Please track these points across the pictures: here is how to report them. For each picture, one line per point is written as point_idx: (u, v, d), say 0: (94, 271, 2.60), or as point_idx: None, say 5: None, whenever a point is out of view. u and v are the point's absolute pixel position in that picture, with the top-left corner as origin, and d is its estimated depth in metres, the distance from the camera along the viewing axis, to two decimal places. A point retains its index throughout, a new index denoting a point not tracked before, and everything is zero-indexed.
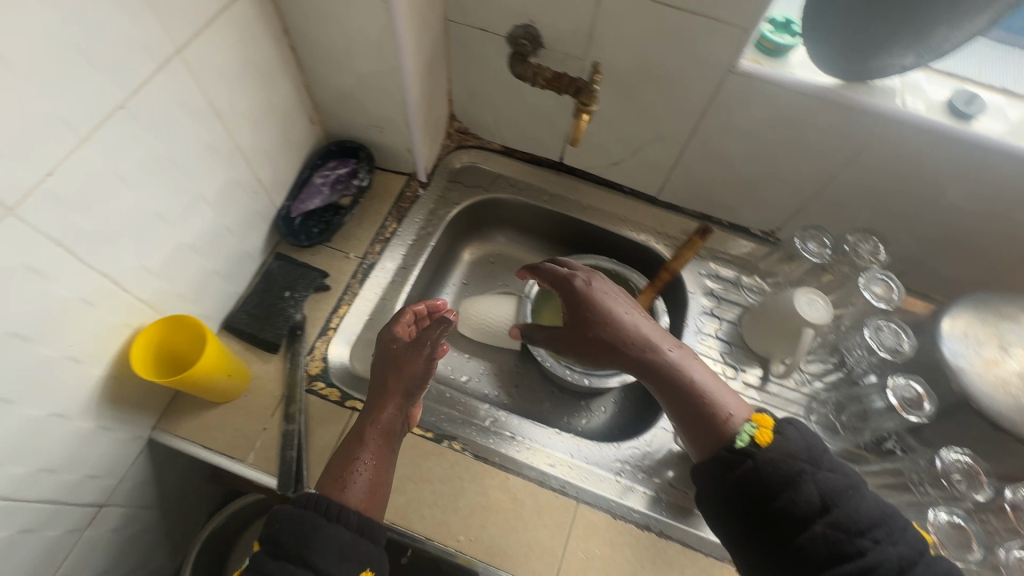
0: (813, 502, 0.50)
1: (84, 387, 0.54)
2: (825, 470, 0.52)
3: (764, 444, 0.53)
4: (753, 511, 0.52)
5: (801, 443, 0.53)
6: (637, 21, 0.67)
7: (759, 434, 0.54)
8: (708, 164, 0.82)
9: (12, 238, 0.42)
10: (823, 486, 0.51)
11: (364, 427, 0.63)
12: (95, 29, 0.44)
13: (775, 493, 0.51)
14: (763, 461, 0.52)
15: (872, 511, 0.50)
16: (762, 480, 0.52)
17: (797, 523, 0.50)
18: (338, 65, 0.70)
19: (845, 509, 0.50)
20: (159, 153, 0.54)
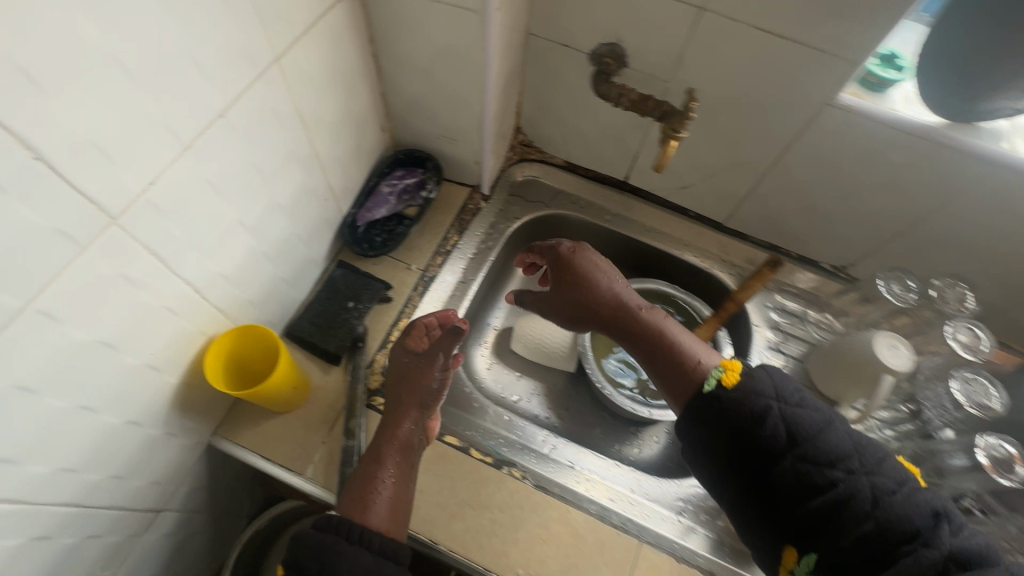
0: (781, 434, 0.52)
1: (157, 395, 0.53)
2: (796, 406, 0.53)
3: (728, 385, 0.56)
4: (728, 449, 0.54)
5: (768, 382, 0.55)
6: (735, 47, 0.64)
7: (726, 377, 0.57)
8: (786, 195, 0.79)
9: (112, 248, 0.41)
10: (789, 418, 0.53)
11: (383, 445, 0.62)
12: (208, 38, 0.43)
13: (744, 429, 0.53)
14: (727, 399, 0.55)
15: (844, 442, 0.51)
16: (729, 418, 0.54)
17: (770, 457, 0.52)
18: (419, 75, 0.68)
19: (815, 441, 0.51)
20: (248, 161, 0.53)
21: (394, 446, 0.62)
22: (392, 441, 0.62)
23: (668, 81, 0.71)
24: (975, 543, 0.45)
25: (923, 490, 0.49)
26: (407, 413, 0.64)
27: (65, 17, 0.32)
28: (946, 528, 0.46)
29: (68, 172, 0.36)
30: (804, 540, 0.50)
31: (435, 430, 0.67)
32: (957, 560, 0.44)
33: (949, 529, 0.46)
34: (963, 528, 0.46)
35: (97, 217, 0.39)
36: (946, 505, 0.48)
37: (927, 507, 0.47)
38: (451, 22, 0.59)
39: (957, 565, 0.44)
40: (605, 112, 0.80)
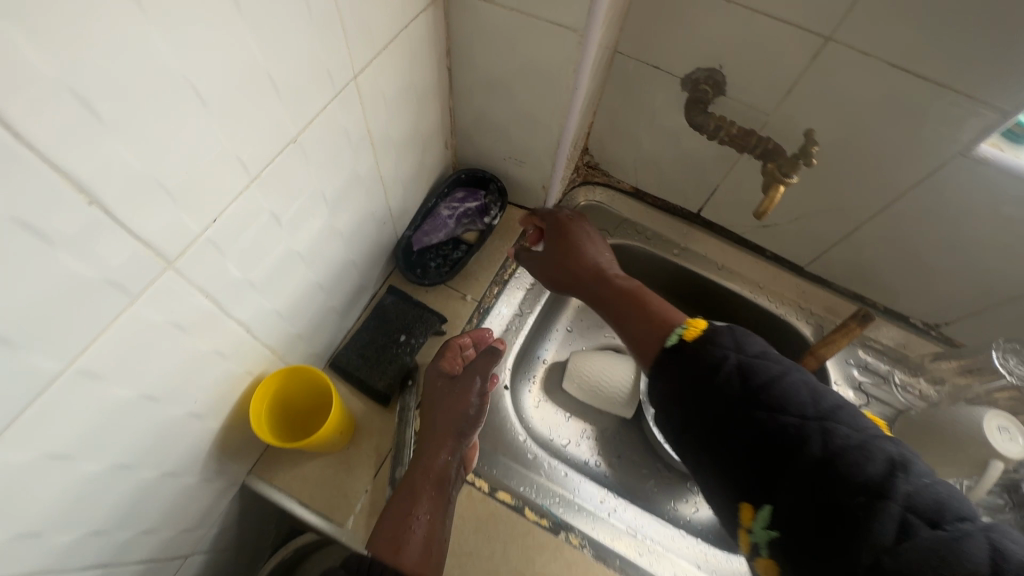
0: (736, 381, 0.46)
1: (198, 442, 0.48)
2: (754, 357, 0.48)
3: (689, 339, 0.51)
4: (686, 398, 0.48)
5: (729, 335, 0.50)
6: (859, 85, 0.56)
7: (688, 333, 0.53)
8: (885, 246, 0.71)
9: (165, 294, 0.36)
10: (743, 365, 0.47)
11: (418, 479, 0.57)
12: (288, 56, 0.37)
13: (701, 378, 0.48)
14: (688, 349, 0.51)
15: (795, 393, 0.44)
16: (685, 369, 0.50)
17: (723, 403, 0.46)
18: (496, 94, 0.62)
19: (773, 388, 0.45)
20: (314, 190, 0.47)
21: (429, 479, 0.57)
22: (426, 474, 0.57)
23: (770, 115, 0.64)
24: (944, 500, 0.37)
25: (889, 442, 0.41)
26: (442, 441, 0.60)
27: (136, 32, 0.26)
28: (897, 476, 0.38)
29: (124, 214, 0.30)
30: (758, 492, 0.42)
31: (472, 460, 0.62)
32: (921, 514, 0.36)
33: (904, 478, 0.38)
34: (925, 480, 0.38)
35: (153, 262, 0.33)
36: (921, 464, 0.40)
37: (867, 454, 0.39)
38: (544, 41, 0.53)
39: (921, 521, 0.36)
40: (688, 142, 0.73)
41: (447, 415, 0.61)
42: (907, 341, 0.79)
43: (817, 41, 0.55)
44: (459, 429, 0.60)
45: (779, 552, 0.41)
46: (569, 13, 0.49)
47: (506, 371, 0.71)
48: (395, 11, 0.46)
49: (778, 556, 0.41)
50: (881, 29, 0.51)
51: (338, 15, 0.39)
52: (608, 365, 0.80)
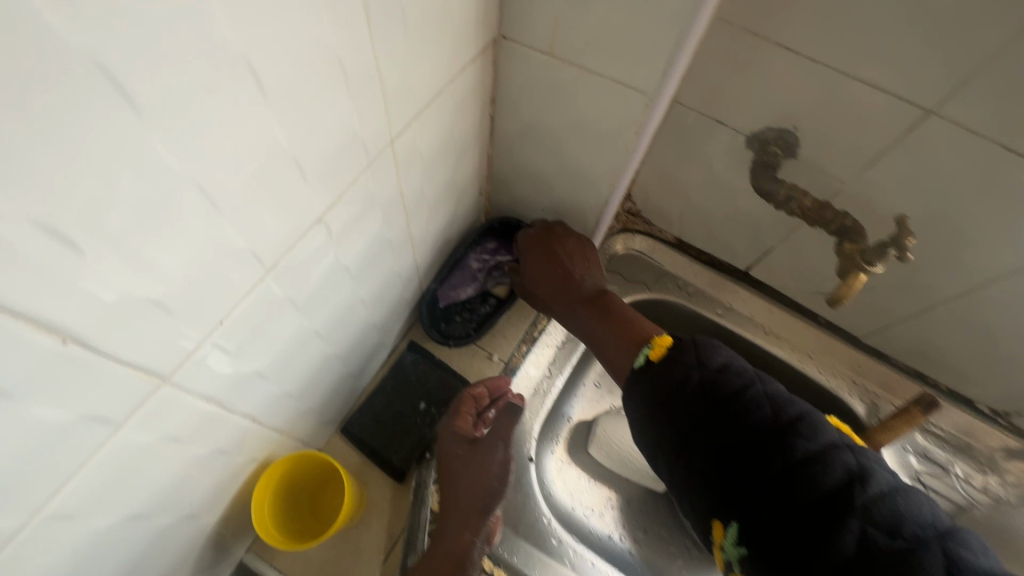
0: (700, 398, 0.47)
1: (193, 539, 0.42)
2: (717, 370, 0.48)
3: (655, 360, 0.51)
4: (654, 415, 0.49)
5: (695, 347, 0.50)
6: (959, 164, 0.50)
7: (654, 351, 0.52)
8: (960, 329, 0.65)
9: (158, 411, 0.30)
10: (708, 380, 0.47)
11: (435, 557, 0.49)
12: (320, 136, 0.31)
13: (668, 398, 0.48)
14: (655, 370, 0.50)
15: (759, 407, 0.45)
16: (651, 391, 0.50)
17: (689, 419, 0.46)
18: (542, 147, 0.56)
19: (736, 403, 0.45)
20: (340, 264, 0.42)
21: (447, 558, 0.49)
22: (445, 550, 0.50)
23: (847, 184, 0.57)
24: (901, 510, 0.39)
25: (847, 450, 0.42)
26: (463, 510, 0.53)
27: (129, 140, 0.20)
28: (857, 488, 0.39)
29: (106, 341, 0.24)
30: (724, 510, 0.43)
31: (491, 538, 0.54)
32: (883, 529, 0.38)
33: (863, 489, 0.39)
34: (882, 489, 0.40)
35: (143, 384, 0.28)
36: (879, 470, 0.41)
37: (828, 467, 0.41)
38: (605, 99, 0.47)
39: (880, 533, 0.37)
40: (745, 200, 0.67)
41: (467, 482, 0.54)
42: (972, 427, 0.72)
43: (914, 114, 0.49)
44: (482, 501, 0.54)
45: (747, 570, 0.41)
46: (639, 73, 0.43)
47: (532, 442, 0.66)
48: (443, 68, 0.40)
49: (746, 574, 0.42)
50: (996, 107, 0.45)
51: (382, 80, 0.34)
52: None
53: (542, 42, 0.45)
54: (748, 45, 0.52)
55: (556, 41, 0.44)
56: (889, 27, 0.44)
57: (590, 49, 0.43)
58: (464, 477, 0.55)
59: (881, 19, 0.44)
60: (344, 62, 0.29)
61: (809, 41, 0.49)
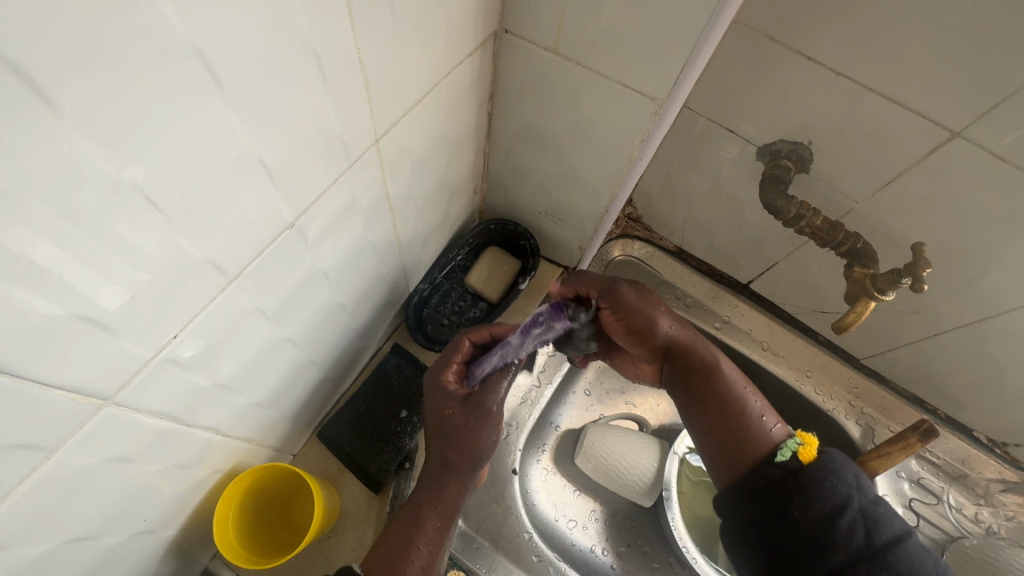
0: (860, 531, 0.42)
1: (149, 554, 0.40)
2: (875, 503, 0.43)
3: (806, 462, 0.46)
4: (793, 536, 0.44)
5: (852, 473, 0.45)
6: (980, 190, 0.47)
7: (804, 451, 0.46)
8: (966, 357, 0.63)
9: (102, 431, 0.27)
10: (868, 512, 0.43)
11: (422, 505, 0.47)
12: (292, 136, 0.28)
13: (822, 519, 0.43)
14: (807, 476, 0.45)
15: (923, 561, 0.40)
16: (799, 502, 0.44)
17: (844, 553, 0.41)
18: (542, 149, 0.53)
19: (900, 548, 0.41)
20: (317, 269, 0.39)
21: (435, 508, 0.47)
22: (433, 500, 0.47)
23: (859, 203, 0.55)
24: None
25: None
26: (446, 464, 0.48)
27: (46, 144, 0.17)
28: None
29: (28, 366, 0.22)
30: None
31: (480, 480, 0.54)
32: None
33: None
34: None
35: (80, 405, 0.25)
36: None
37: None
38: (611, 104, 0.44)
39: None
40: (752, 213, 0.64)
41: (450, 441, 0.48)
42: (968, 456, 0.70)
43: (938, 135, 0.46)
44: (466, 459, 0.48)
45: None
46: (648, 79, 0.40)
47: (518, 453, 0.65)
48: (437, 62, 0.37)
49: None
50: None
51: (366, 76, 0.31)
52: (631, 448, 0.70)
53: (547, 39, 0.41)
54: (766, 51, 0.48)
55: (562, 38, 0.41)
56: (921, 41, 0.41)
57: (597, 50, 0.40)
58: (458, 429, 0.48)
59: (909, 35, 0.41)
60: (322, 55, 0.26)
61: (831, 51, 0.45)
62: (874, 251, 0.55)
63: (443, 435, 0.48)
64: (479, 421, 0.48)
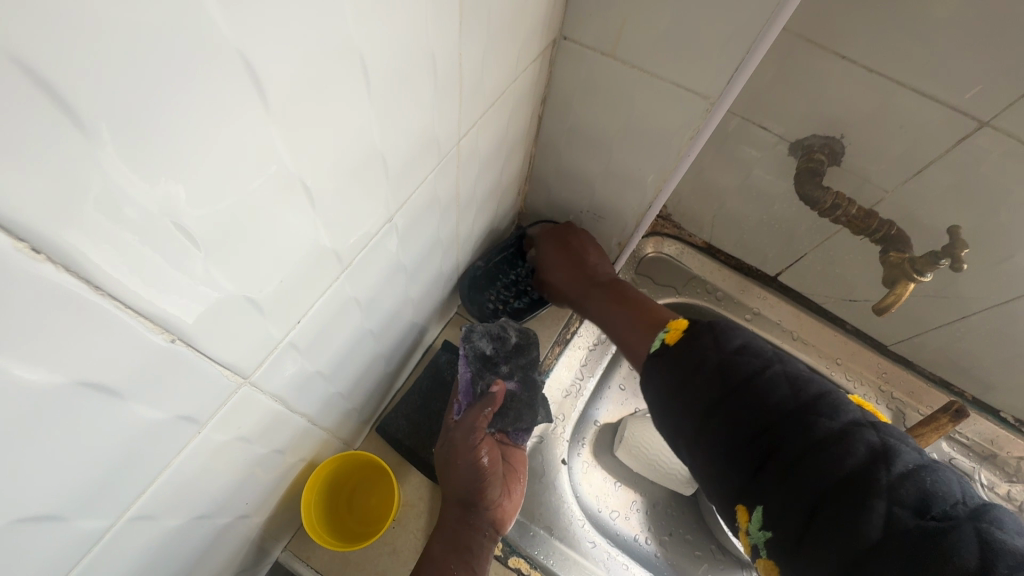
0: (715, 380, 0.45)
1: (242, 539, 0.41)
2: (732, 352, 0.46)
3: (671, 344, 0.50)
4: (676, 402, 0.47)
5: (710, 332, 0.48)
6: (1007, 177, 0.50)
7: (670, 336, 0.51)
8: (992, 340, 0.65)
9: (236, 411, 0.29)
10: (725, 359, 0.45)
11: (433, 542, 0.51)
12: (403, 133, 0.30)
13: (685, 380, 0.47)
14: (668, 353, 0.50)
15: (778, 386, 0.43)
16: (667, 372, 0.49)
17: (707, 401, 0.44)
18: (588, 148, 0.56)
19: (753, 382, 0.43)
20: (399, 262, 0.41)
21: (445, 542, 0.50)
22: (442, 535, 0.51)
23: (889, 193, 0.57)
24: (931, 489, 0.36)
25: (872, 428, 0.39)
26: (453, 501, 0.52)
27: (251, 130, 0.20)
28: (883, 469, 0.36)
29: (203, 340, 0.24)
30: (749, 492, 0.41)
31: (507, 524, 0.53)
32: (910, 508, 0.35)
33: (888, 469, 0.36)
34: (909, 467, 0.37)
35: (228, 383, 0.27)
36: (906, 449, 0.38)
37: (851, 446, 0.38)
38: (662, 102, 0.46)
39: (909, 514, 0.34)
40: (782, 206, 0.67)
41: (455, 478, 0.52)
42: (995, 436, 0.72)
43: (968, 124, 0.49)
44: (464, 493, 0.51)
45: (775, 553, 0.39)
46: (699, 77, 0.43)
47: (566, 444, 0.66)
48: (509, 67, 0.40)
49: (775, 558, 0.40)
50: None
51: (460, 78, 0.33)
52: None
53: (604, 44, 0.45)
54: (801, 52, 0.51)
55: (619, 43, 0.44)
56: (951, 38, 0.44)
57: (651, 53, 0.43)
58: (450, 465, 0.53)
59: (941, 35, 0.45)
60: (435, 56, 0.29)
61: (863, 50, 0.49)
62: (906, 237, 0.58)
63: (445, 473, 0.53)
64: (459, 454, 0.52)
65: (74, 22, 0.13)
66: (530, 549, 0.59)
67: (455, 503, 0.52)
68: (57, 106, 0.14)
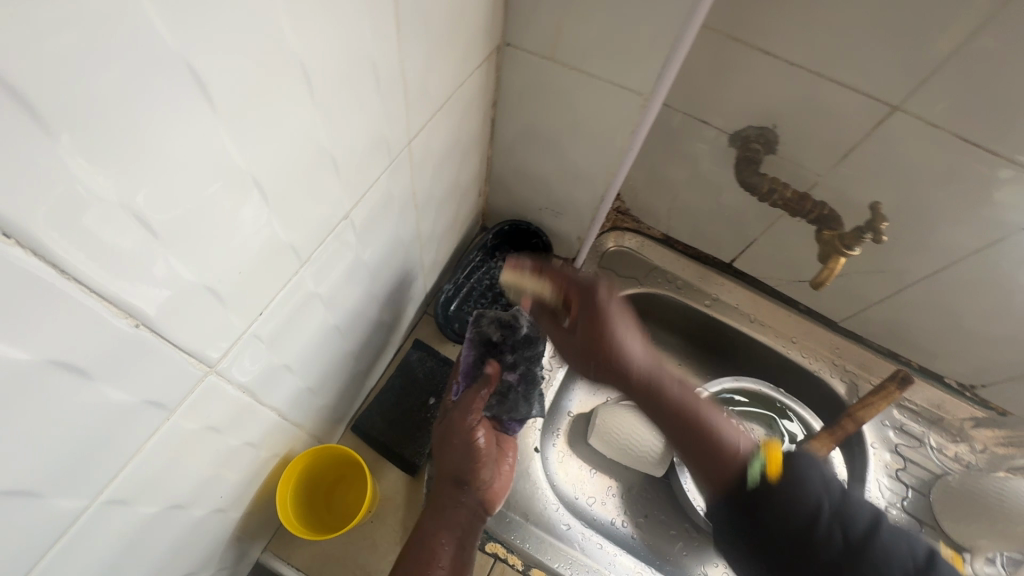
0: (837, 540, 0.42)
1: (219, 535, 0.43)
2: (844, 500, 0.44)
3: (775, 478, 0.44)
4: (790, 552, 0.43)
5: (816, 477, 0.45)
6: (920, 156, 0.55)
7: (770, 466, 0.45)
8: (928, 311, 0.70)
9: (203, 400, 0.31)
10: (839, 511, 0.43)
11: (423, 516, 0.52)
12: (350, 134, 0.33)
13: (797, 530, 0.43)
14: (770, 492, 0.44)
15: (898, 547, 0.41)
16: (772, 517, 0.43)
17: (823, 563, 0.42)
18: (541, 147, 0.59)
19: (874, 544, 0.41)
20: (358, 260, 0.43)
21: (434, 516, 0.52)
22: (431, 509, 0.52)
23: (822, 176, 0.62)
24: None
25: None
26: (445, 477, 0.54)
27: (202, 131, 0.22)
28: None
29: (168, 326, 0.26)
30: None
31: (496, 505, 0.55)
32: None
33: None
34: None
35: (194, 370, 0.29)
36: None
37: None
38: (602, 100, 0.50)
39: None
40: (729, 195, 0.71)
41: (450, 456, 0.55)
42: (942, 402, 0.77)
43: (881, 109, 0.53)
44: (456, 472, 0.54)
45: None
46: (633, 75, 0.46)
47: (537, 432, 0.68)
48: (453, 73, 0.43)
49: None
50: (958, 101, 0.49)
51: (405, 81, 0.36)
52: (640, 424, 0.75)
53: (544, 48, 0.48)
54: (729, 49, 0.56)
55: (557, 47, 0.47)
56: (856, 33, 0.49)
57: (587, 54, 0.46)
58: (448, 441, 0.56)
59: (848, 29, 0.49)
60: (376, 62, 0.32)
61: (784, 46, 0.53)
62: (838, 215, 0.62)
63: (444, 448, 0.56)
64: (460, 431, 0.56)
65: (36, 43, 0.15)
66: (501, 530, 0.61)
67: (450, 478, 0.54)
68: (26, 111, 0.16)
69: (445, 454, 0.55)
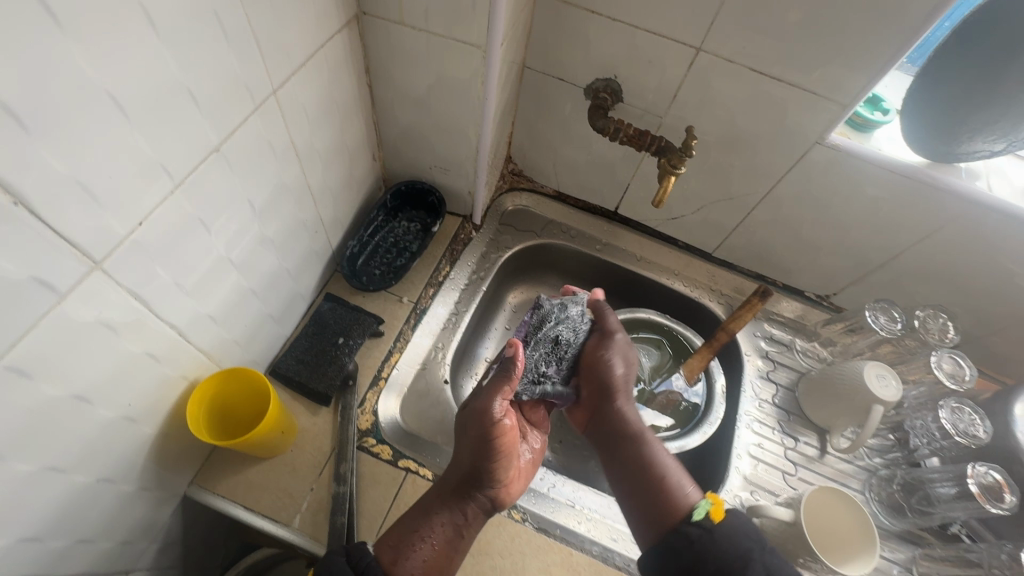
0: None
1: (135, 447, 0.49)
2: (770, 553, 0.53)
3: (718, 520, 0.55)
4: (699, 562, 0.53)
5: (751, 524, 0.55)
6: (727, 89, 0.66)
7: (714, 511, 0.56)
8: (773, 229, 0.81)
9: (95, 293, 0.38)
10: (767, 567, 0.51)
11: (431, 499, 0.58)
12: (202, 68, 0.40)
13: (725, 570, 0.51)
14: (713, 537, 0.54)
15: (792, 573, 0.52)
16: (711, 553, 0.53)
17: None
18: (415, 107, 0.67)
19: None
20: (242, 197, 0.50)
21: (444, 501, 0.58)
22: (441, 496, 0.58)
23: (662, 117, 0.73)
24: None
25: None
26: (463, 469, 0.60)
27: (52, 44, 0.29)
28: None
29: (46, 212, 0.32)
30: None
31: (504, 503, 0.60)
32: None
33: None
34: None
35: (79, 261, 0.36)
36: None
37: None
38: (451, 56, 0.59)
39: None
40: (597, 144, 0.81)
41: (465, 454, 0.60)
42: (804, 311, 0.89)
43: (687, 51, 0.64)
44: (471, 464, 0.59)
45: None
46: (467, 31, 0.56)
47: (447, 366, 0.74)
48: (310, 34, 0.51)
49: None
50: (738, 39, 0.61)
51: (254, 35, 0.44)
52: None
53: (394, 14, 0.57)
54: (563, 12, 0.66)
55: (403, 12, 0.56)
56: None
57: (427, 14, 0.55)
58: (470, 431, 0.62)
59: None
60: (218, 12, 0.39)
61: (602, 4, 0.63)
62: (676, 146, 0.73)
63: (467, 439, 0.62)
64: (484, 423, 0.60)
65: None
66: (399, 444, 0.66)
67: (466, 464, 0.60)
68: None
69: (467, 442, 0.61)
